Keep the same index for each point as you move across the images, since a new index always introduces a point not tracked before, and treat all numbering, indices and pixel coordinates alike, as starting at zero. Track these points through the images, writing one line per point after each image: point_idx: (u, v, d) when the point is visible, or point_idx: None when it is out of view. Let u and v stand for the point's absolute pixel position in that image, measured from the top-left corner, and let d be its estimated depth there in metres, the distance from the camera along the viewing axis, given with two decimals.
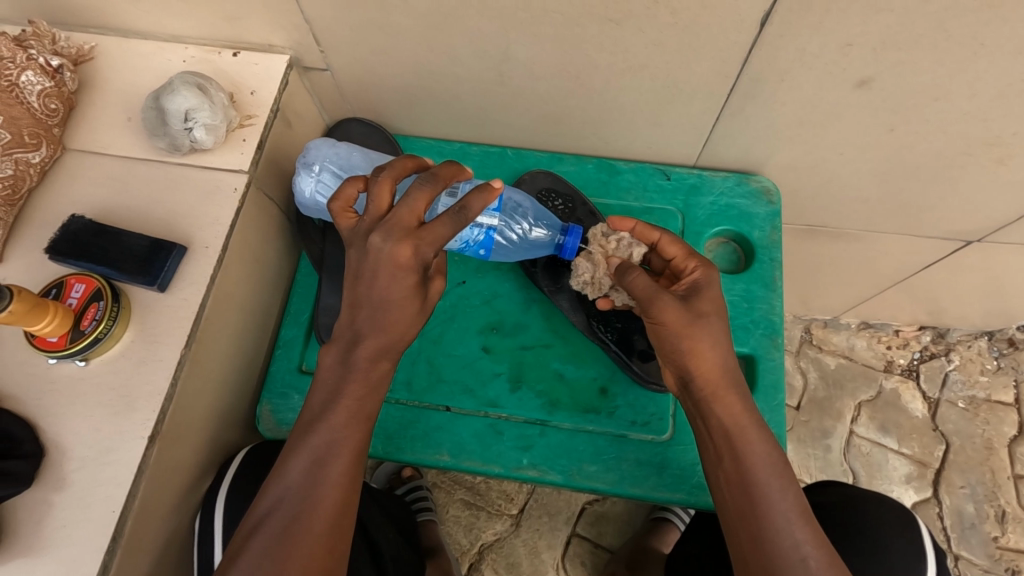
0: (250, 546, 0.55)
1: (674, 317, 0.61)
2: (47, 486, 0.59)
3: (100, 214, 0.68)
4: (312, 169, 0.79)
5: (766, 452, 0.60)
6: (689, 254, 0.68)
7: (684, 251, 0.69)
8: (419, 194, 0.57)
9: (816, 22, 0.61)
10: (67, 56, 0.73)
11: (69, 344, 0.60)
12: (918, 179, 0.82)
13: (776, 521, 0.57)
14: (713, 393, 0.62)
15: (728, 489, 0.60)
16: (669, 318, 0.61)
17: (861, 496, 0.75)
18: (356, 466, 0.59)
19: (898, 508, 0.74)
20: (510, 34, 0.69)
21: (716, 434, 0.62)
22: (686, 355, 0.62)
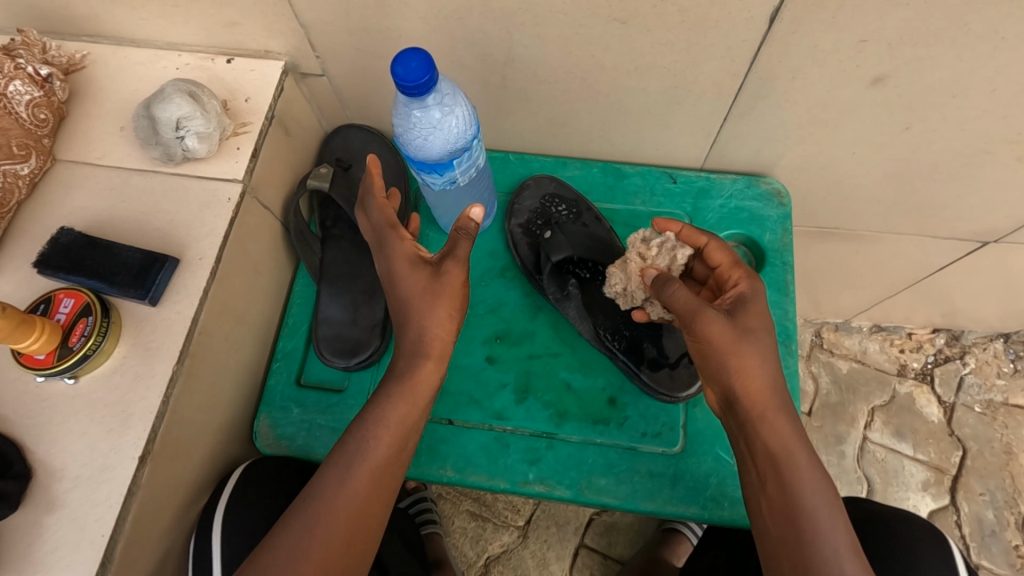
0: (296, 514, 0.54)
1: (717, 333, 0.58)
2: (38, 508, 0.56)
3: (91, 226, 0.66)
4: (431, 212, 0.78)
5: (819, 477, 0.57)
6: (733, 262, 0.65)
7: (728, 259, 0.65)
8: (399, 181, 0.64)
9: (828, 17, 0.58)
10: (58, 64, 0.72)
11: (57, 361, 0.58)
12: (934, 178, 0.79)
13: (823, 550, 0.54)
14: (760, 414, 0.59)
15: (771, 514, 0.58)
16: (713, 338, 0.58)
17: (888, 512, 0.73)
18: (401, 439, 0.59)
19: (926, 524, 0.71)
20: (512, 35, 0.67)
21: (761, 457, 0.59)
22: (728, 375, 0.59)
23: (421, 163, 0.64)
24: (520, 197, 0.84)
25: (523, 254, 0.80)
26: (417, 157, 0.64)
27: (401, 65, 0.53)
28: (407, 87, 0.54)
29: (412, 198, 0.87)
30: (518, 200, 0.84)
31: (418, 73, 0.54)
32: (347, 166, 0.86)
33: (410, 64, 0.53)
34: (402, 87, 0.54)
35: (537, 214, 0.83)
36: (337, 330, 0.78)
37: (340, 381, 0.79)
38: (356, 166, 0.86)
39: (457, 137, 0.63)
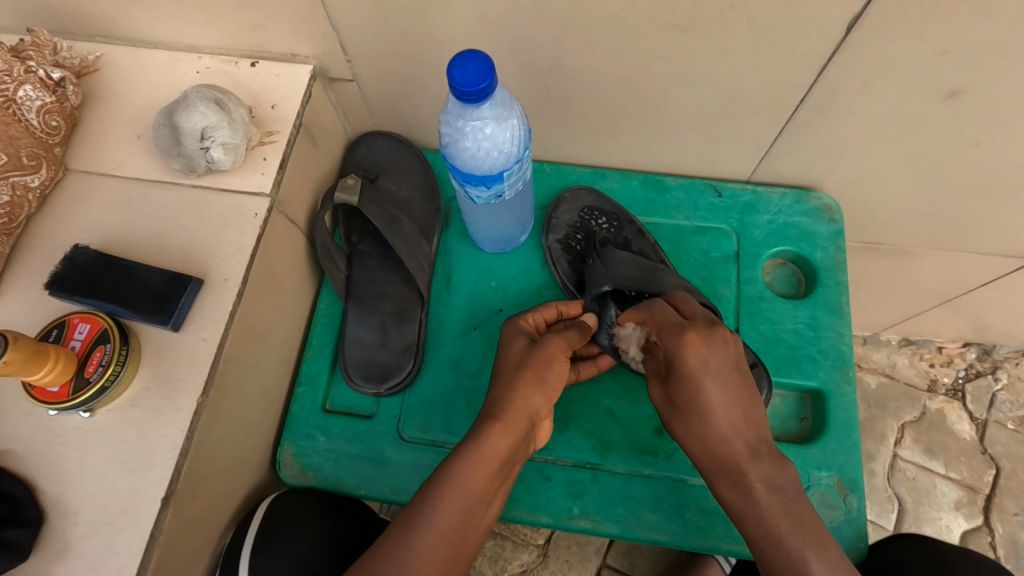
0: (388, 543, 0.53)
1: (713, 413, 0.57)
2: (51, 555, 0.52)
3: (106, 243, 0.61)
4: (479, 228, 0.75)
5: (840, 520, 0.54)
6: (679, 325, 0.59)
7: (668, 321, 0.60)
8: (558, 340, 0.63)
9: (911, 26, 0.54)
10: (70, 67, 0.67)
11: (72, 394, 0.53)
12: (993, 196, 0.75)
13: None
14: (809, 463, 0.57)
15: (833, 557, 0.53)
16: (709, 419, 0.57)
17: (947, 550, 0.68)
18: (497, 472, 0.57)
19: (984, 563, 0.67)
20: (561, 42, 0.62)
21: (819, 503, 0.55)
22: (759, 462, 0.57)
23: (469, 176, 0.59)
24: (558, 210, 0.79)
25: (562, 271, 0.76)
26: (465, 169, 0.59)
27: (458, 69, 0.49)
28: (465, 93, 0.49)
29: (443, 209, 0.82)
30: (556, 214, 0.79)
31: (477, 79, 0.49)
32: (374, 176, 0.81)
33: (468, 68, 0.49)
34: (458, 92, 0.49)
35: (577, 228, 0.79)
36: (366, 354, 0.74)
37: (368, 406, 0.74)
38: (383, 176, 0.81)
39: (509, 149, 0.58)
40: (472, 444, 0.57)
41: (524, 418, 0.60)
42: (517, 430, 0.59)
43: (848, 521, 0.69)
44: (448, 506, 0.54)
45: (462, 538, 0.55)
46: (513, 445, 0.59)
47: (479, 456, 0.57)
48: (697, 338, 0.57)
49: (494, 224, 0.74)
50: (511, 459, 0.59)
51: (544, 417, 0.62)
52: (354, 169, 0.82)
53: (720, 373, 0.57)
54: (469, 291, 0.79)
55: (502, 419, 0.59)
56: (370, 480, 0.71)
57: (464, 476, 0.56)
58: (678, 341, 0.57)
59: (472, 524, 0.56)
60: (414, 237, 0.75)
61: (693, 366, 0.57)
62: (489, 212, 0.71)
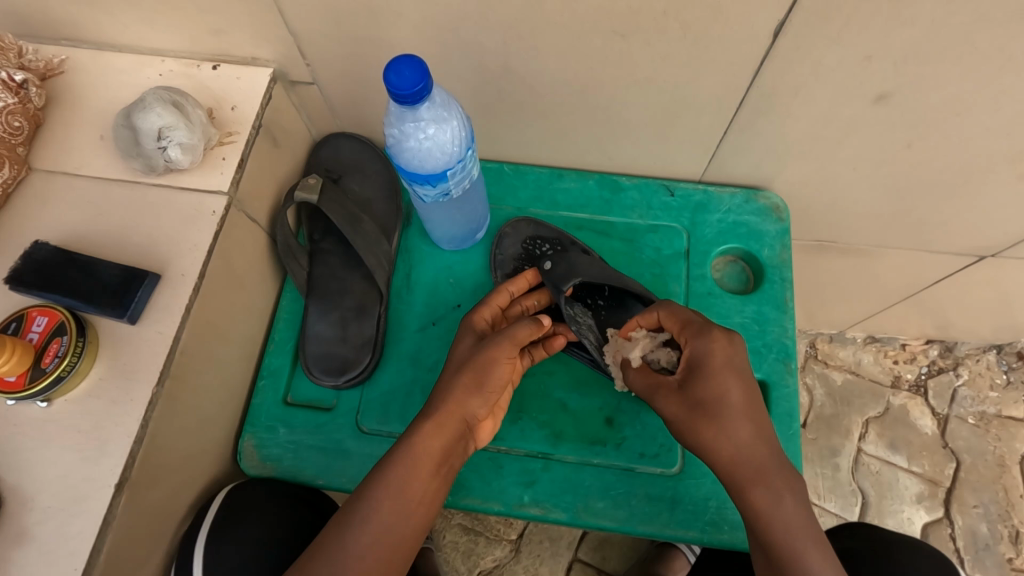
0: (322, 541, 0.56)
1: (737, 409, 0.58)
2: (8, 539, 0.54)
3: (67, 240, 0.63)
4: (429, 220, 0.77)
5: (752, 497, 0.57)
6: (694, 330, 0.62)
7: (694, 322, 0.62)
8: (505, 347, 0.63)
9: (834, 32, 0.57)
10: (34, 70, 0.69)
11: (28, 384, 0.55)
12: (933, 195, 0.78)
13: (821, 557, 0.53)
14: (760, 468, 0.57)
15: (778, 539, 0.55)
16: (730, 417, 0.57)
17: (897, 540, 0.70)
18: (434, 471, 0.60)
19: (933, 556, 0.68)
20: (510, 46, 0.65)
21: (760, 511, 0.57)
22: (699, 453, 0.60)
23: (414, 175, 0.61)
24: (501, 245, 0.81)
25: None
26: (410, 169, 0.61)
27: (394, 73, 0.51)
28: (401, 96, 0.52)
29: (404, 208, 0.85)
30: (501, 248, 0.81)
31: (411, 82, 0.52)
32: (337, 176, 0.83)
33: (403, 72, 0.51)
34: (395, 95, 0.52)
35: (522, 259, 0.80)
36: (327, 348, 0.76)
37: (328, 399, 0.76)
38: (346, 176, 0.84)
39: (451, 149, 0.61)
40: (409, 446, 0.60)
41: (463, 422, 0.62)
42: (450, 431, 0.61)
43: None
44: (383, 504, 0.57)
45: (403, 530, 0.58)
46: (451, 446, 0.62)
47: (415, 455, 0.59)
48: (722, 336, 0.60)
49: (444, 220, 0.76)
50: (449, 459, 0.62)
51: (483, 419, 0.64)
52: (317, 170, 0.84)
53: (742, 374, 0.59)
54: (428, 288, 0.81)
55: (437, 422, 0.61)
56: (330, 470, 0.73)
57: (400, 474, 0.58)
58: (706, 343, 0.60)
59: (407, 525, 0.58)
60: (374, 235, 0.77)
61: (718, 365, 0.59)
62: (438, 209, 0.73)
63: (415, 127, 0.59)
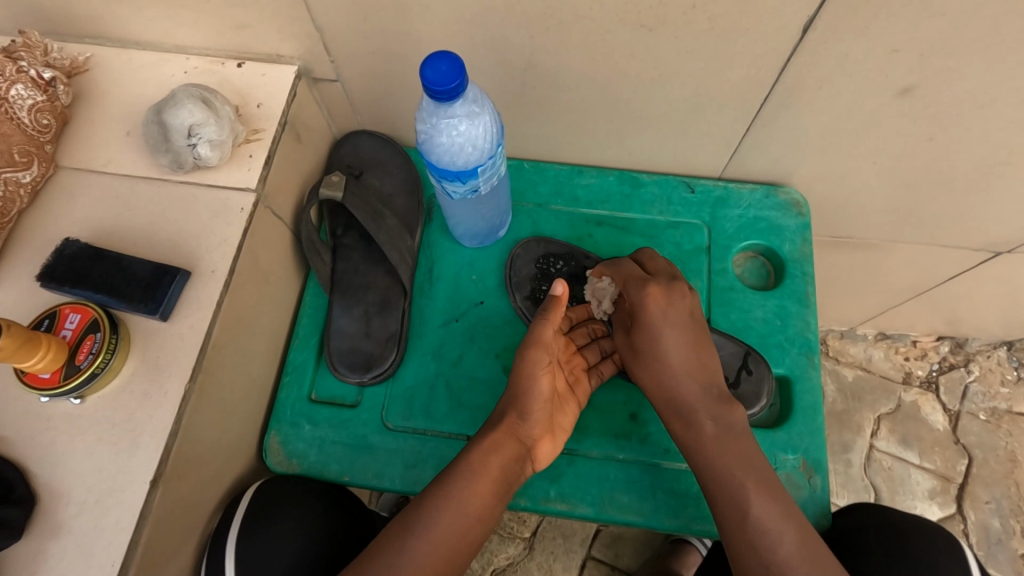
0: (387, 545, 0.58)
1: (670, 356, 0.68)
2: (43, 533, 0.54)
3: (96, 236, 0.64)
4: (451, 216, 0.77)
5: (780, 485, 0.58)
6: (642, 279, 0.70)
7: (632, 276, 0.70)
8: (538, 353, 0.65)
9: (862, 25, 0.57)
10: (61, 67, 0.69)
11: (63, 380, 0.55)
12: (952, 190, 0.79)
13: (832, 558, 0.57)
14: None
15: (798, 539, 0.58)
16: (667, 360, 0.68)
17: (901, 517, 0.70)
18: (493, 493, 0.62)
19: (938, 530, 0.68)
20: (537, 42, 0.65)
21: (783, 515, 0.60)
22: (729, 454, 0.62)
23: (445, 171, 0.62)
24: (514, 267, 0.79)
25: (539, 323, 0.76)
26: (441, 165, 0.62)
27: (431, 68, 0.51)
28: (437, 91, 0.52)
29: (425, 205, 0.85)
30: (514, 271, 0.79)
31: (448, 78, 0.52)
32: (358, 172, 0.84)
33: (440, 67, 0.51)
34: (431, 90, 0.52)
35: (538, 278, 0.79)
36: (352, 344, 0.77)
37: (352, 395, 0.77)
38: (367, 173, 0.84)
39: (482, 145, 0.61)
40: (473, 463, 0.62)
41: (521, 442, 0.64)
42: (506, 450, 0.63)
43: (813, 499, 0.72)
44: (445, 520, 0.59)
45: (459, 545, 0.59)
46: (509, 467, 0.64)
47: (479, 475, 0.62)
48: (658, 291, 0.68)
49: (467, 216, 0.76)
50: (508, 480, 0.64)
51: (540, 441, 0.66)
52: (338, 166, 0.84)
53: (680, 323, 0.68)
54: (450, 284, 0.81)
55: (494, 441, 0.63)
56: (355, 466, 0.73)
57: (464, 492, 0.61)
58: (643, 290, 0.68)
59: (465, 541, 0.60)
60: (397, 231, 0.77)
61: (657, 315, 0.68)
62: (463, 204, 0.73)
63: (447, 123, 0.59)
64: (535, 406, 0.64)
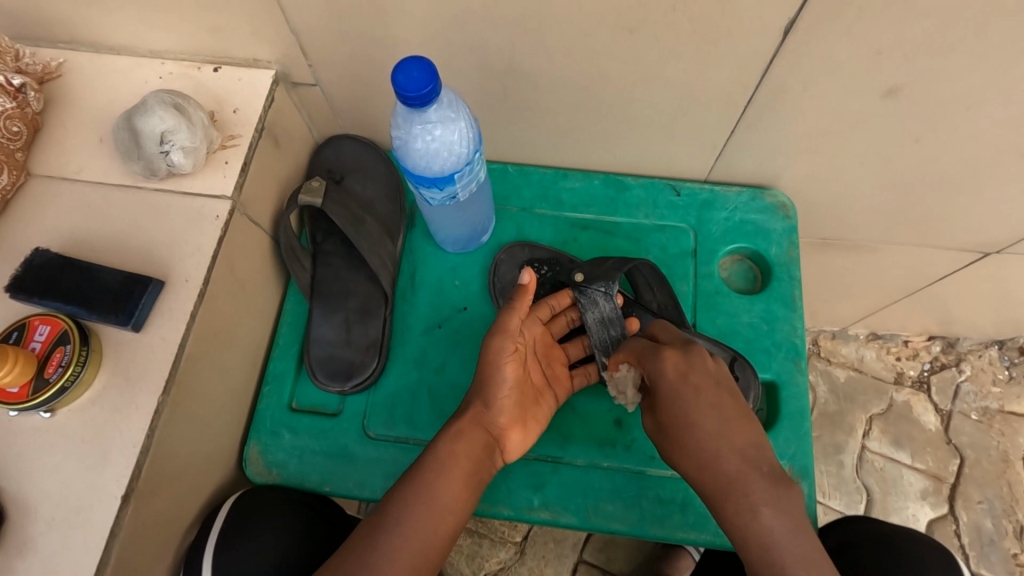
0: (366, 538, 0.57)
1: (700, 427, 0.59)
2: (13, 550, 0.53)
3: (67, 246, 0.62)
4: (434, 223, 0.76)
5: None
6: (657, 348, 0.64)
7: (644, 349, 0.65)
8: (506, 339, 0.65)
9: (845, 27, 0.57)
10: (32, 73, 0.68)
11: (31, 395, 0.54)
12: (939, 191, 0.78)
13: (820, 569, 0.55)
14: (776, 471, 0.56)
15: None
16: (694, 433, 0.59)
17: (899, 531, 0.69)
18: (465, 480, 0.61)
19: (936, 547, 0.68)
20: (517, 45, 0.65)
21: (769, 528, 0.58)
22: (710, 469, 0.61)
23: (421, 177, 0.61)
24: (498, 272, 0.79)
25: None
26: (417, 171, 0.61)
27: (402, 73, 0.50)
28: (409, 96, 0.51)
29: (408, 210, 0.84)
30: (497, 277, 0.79)
31: (420, 83, 0.51)
32: (340, 178, 0.82)
33: (411, 72, 0.51)
34: (403, 96, 0.51)
35: (521, 284, 0.78)
36: (332, 352, 0.76)
37: (333, 404, 0.76)
38: (349, 178, 0.83)
39: (459, 150, 0.60)
40: (439, 449, 0.61)
41: (485, 430, 0.64)
42: (474, 438, 0.63)
43: None
44: (417, 506, 0.58)
45: (432, 540, 0.57)
46: (477, 453, 0.63)
47: (447, 459, 0.61)
48: (674, 355, 0.62)
49: (447, 222, 0.76)
50: (477, 468, 0.63)
51: (508, 430, 0.65)
52: (320, 171, 0.83)
53: (700, 389, 0.60)
54: (433, 291, 0.80)
55: (460, 429, 0.63)
56: (336, 476, 0.72)
57: (435, 479, 0.60)
58: (658, 360, 0.62)
59: (440, 532, 0.58)
60: (378, 237, 0.77)
61: (689, 399, 0.60)
62: (442, 210, 0.72)
63: (422, 129, 0.58)
64: (500, 395, 0.64)
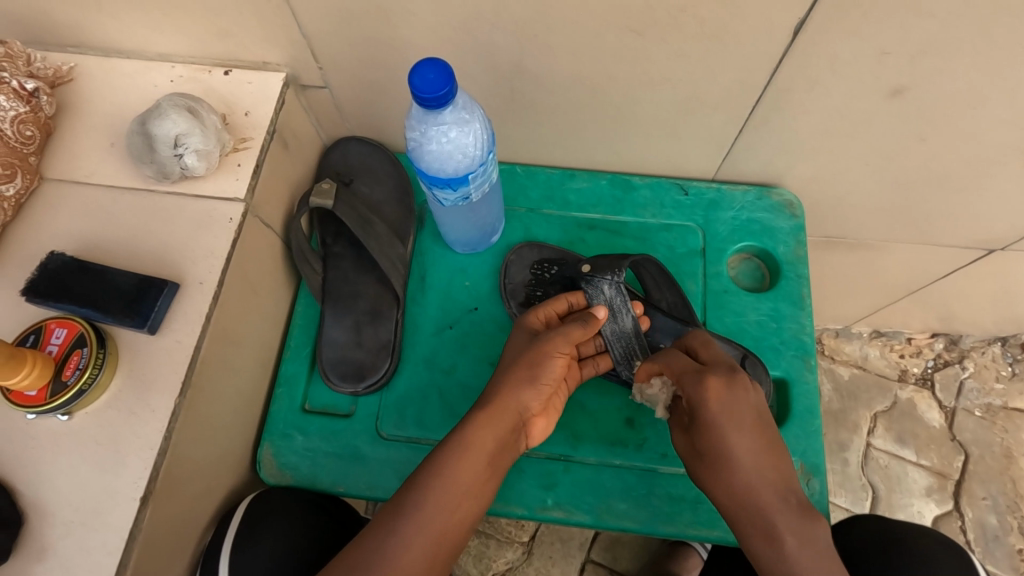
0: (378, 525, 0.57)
1: (740, 460, 0.58)
2: (32, 554, 0.53)
3: (81, 249, 0.63)
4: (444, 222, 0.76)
5: (775, 492, 0.57)
6: (697, 372, 0.62)
7: (686, 369, 0.63)
8: (559, 340, 0.65)
9: (853, 27, 0.57)
10: (44, 77, 0.68)
11: (50, 397, 0.54)
12: (945, 189, 0.78)
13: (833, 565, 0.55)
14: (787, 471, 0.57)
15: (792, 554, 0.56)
16: (737, 465, 0.58)
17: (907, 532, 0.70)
18: (486, 467, 0.60)
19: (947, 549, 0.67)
20: (526, 47, 0.65)
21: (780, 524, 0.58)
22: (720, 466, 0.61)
23: (434, 178, 0.61)
24: (507, 273, 0.79)
25: None
26: (431, 173, 0.61)
27: (418, 76, 0.51)
28: (425, 99, 0.51)
29: (417, 212, 0.84)
30: (507, 277, 0.79)
31: (436, 85, 0.51)
32: (349, 180, 0.83)
33: (427, 75, 0.51)
34: (419, 98, 0.52)
35: (531, 284, 0.78)
36: (343, 354, 0.76)
37: (345, 405, 0.76)
38: (358, 179, 0.83)
39: (473, 151, 0.60)
40: (464, 435, 0.60)
41: (514, 412, 0.63)
42: (504, 423, 0.62)
43: (810, 503, 0.72)
44: (437, 491, 0.58)
45: (448, 529, 0.58)
46: (502, 437, 0.62)
47: (472, 446, 0.60)
48: (718, 384, 0.60)
49: (458, 223, 0.76)
50: (500, 453, 0.62)
51: (534, 416, 0.65)
52: (328, 173, 0.83)
53: (743, 423, 0.59)
54: (444, 292, 0.80)
55: (489, 413, 0.62)
56: (349, 477, 0.72)
57: (456, 466, 0.59)
58: (699, 387, 0.60)
59: (458, 517, 0.58)
60: (388, 238, 0.77)
61: (715, 410, 0.59)
62: (456, 211, 0.73)
63: (437, 131, 0.59)
64: (535, 385, 0.64)
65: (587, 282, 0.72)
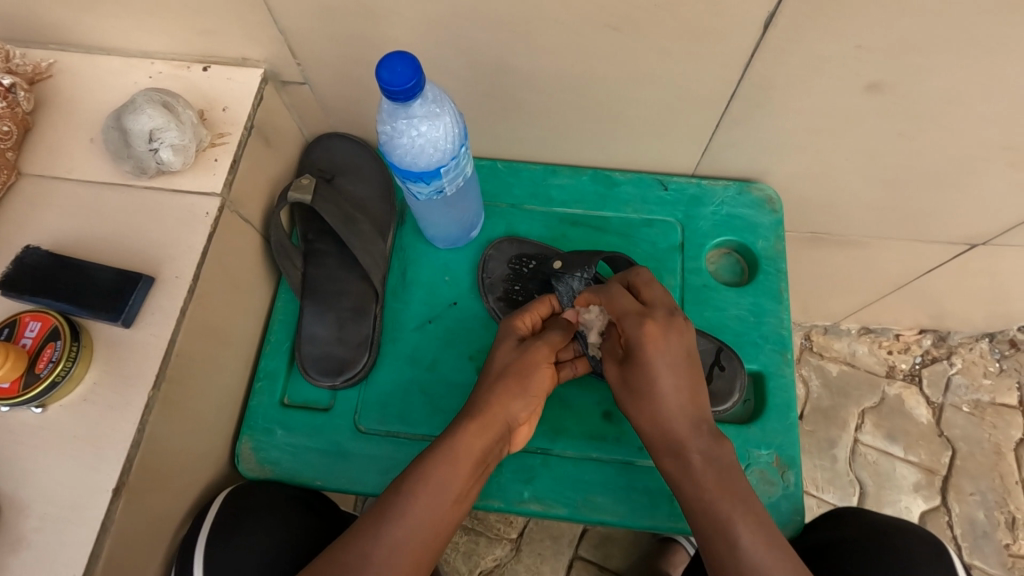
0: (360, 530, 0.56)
1: (666, 398, 0.62)
2: (6, 546, 0.53)
3: (58, 244, 0.63)
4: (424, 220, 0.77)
5: (695, 426, 0.62)
6: (635, 313, 0.63)
7: (628, 310, 0.64)
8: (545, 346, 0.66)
9: (823, 21, 0.57)
10: (22, 74, 0.68)
11: (21, 390, 0.54)
12: (923, 184, 0.79)
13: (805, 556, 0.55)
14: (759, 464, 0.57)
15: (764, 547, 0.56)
16: (662, 402, 0.62)
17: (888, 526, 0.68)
18: (472, 475, 0.60)
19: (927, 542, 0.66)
20: (502, 42, 0.65)
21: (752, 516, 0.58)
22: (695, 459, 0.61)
23: (407, 172, 0.61)
24: (487, 268, 0.80)
25: None
26: (403, 166, 0.61)
27: (386, 69, 0.51)
28: (394, 92, 0.52)
29: (398, 207, 0.85)
30: (487, 273, 0.79)
31: (404, 78, 0.52)
32: (331, 176, 0.83)
33: (395, 68, 0.51)
34: (388, 91, 0.52)
35: (510, 279, 0.79)
36: (324, 349, 0.76)
37: (325, 400, 0.76)
38: (340, 176, 0.83)
39: (444, 145, 0.61)
40: (452, 444, 0.60)
41: (502, 422, 0.63)
42: (493, 433, 0.62)
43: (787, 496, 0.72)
44: (422, 501, 0.58)
45: (432, 538, 0.58)
46: (489, 445, 0.62)
47: (458, 455, 0.60)
48: (657, 330, 0.62)
49: (436, 220, 0.76)
50: (486, 461, 0.62)
51: (522, 423, 0.65)
52: (310, 170, 0.84)
53: (674, 357, 0.62)
54: (425, 287, 0.81)
55: (478, 423, 0.61)
56: (330, 472, 0.73)
57: (443, 474, 0.59)
58: (640, 329, 0.62)
59: (442, 525, 0.58)
60: (369, 234, 0.77)
61: (652, 354, 0.62)
62: (434, 207, 0.73)
63: (408, 124, 0.59)
64: (523, 393, 0.64)
65: (558, 278, 0.73)
